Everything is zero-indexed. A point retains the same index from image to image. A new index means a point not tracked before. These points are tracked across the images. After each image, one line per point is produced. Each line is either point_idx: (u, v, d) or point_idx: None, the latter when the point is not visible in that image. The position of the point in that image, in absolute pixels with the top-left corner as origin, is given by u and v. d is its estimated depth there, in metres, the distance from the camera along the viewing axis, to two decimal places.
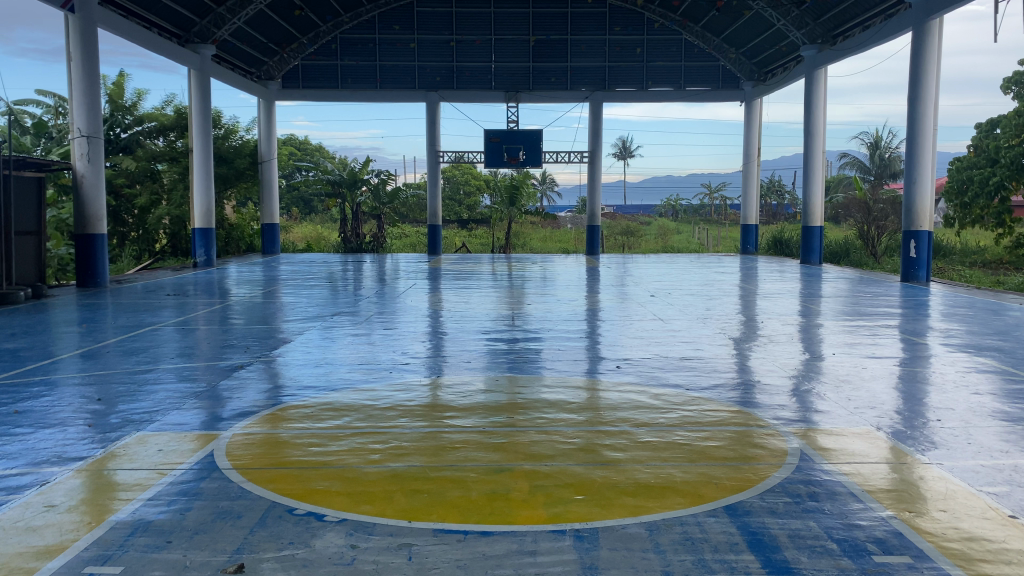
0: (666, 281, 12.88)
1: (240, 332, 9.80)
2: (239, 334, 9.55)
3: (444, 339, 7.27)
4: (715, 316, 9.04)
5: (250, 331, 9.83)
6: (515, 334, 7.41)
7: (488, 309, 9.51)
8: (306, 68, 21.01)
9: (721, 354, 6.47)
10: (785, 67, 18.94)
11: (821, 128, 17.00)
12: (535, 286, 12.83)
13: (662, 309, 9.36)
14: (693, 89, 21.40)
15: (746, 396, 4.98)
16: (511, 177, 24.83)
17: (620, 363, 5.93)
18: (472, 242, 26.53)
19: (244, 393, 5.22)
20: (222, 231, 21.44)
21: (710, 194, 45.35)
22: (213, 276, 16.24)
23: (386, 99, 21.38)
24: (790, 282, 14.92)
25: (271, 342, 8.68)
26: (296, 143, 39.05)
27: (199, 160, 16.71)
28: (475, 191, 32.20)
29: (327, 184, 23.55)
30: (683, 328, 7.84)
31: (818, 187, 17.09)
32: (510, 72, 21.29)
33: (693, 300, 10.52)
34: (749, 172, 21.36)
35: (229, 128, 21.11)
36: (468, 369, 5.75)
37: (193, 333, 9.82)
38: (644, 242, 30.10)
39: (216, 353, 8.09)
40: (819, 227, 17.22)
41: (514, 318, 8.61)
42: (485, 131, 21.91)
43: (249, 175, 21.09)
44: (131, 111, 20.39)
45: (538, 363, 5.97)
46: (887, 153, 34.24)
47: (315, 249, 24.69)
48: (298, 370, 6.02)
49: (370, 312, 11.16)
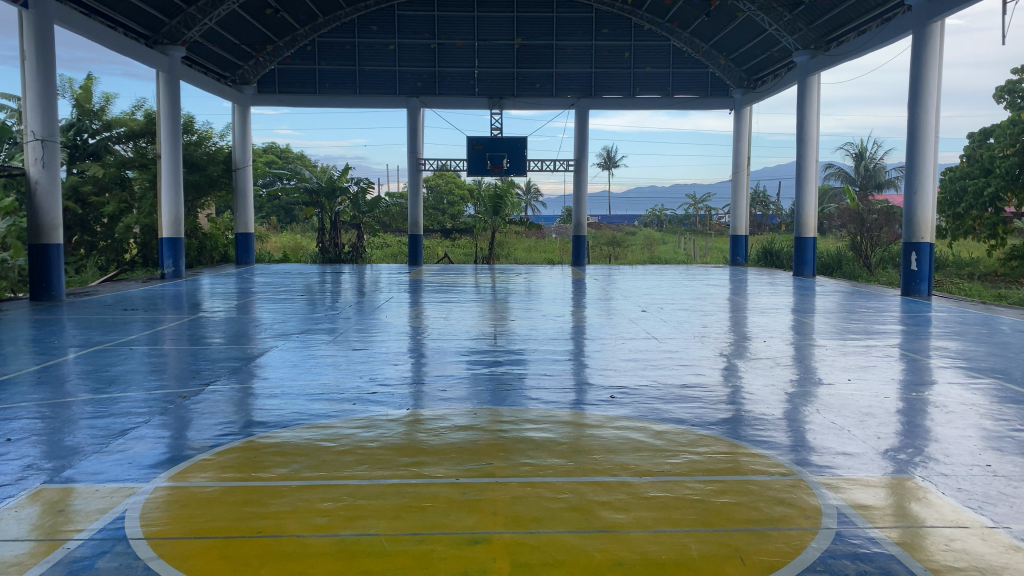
0: (655, 295, 12.27)
1: (201, 349, 9.10)
2: (198, 352, 8.84)
3: (418, 362, 6.58)
4: (711, 334, 8.42)
5: (212, 348, 9.12)
6: (496, 356, 6.72)
7: (468, 326, 8.84)
8: (282, 73, 20.33)
9: (725, 380, 5.83)
10: (777, 74, 18.47)
11: (815, 136, 16.48)
12: (520, 300, 12.17)
13: (654, 326, 8.72)
14: (680, 96, 20.87)
15: (761, 434, 4.32)
16: (495, 186, 24.19)
17: (614, 392, 5.26)
18: (455, 253, 25.90)
19: (182, 429, 4.52)
20: (195, 241, 20.68)
21: (695, 204, 44.95)
22: (182, 288, 15.50)
23: (366, 104, 20.70)
24: (784, 296, 14.34)
25: (231, 361, 7.97)
26: (277, 151, 38.28)
27: (167, 169, 15.94)
28: (459, 201, 31.51)
29: (304, 193, 22.82)
30: (679, 349, 7.20)
31: (811, 197, 16.56)
32: (494, 78, 20.69)
33: (686, 316, 9.90)
34: (738, 181, 20.85)
35: (202, 134, 20.36)
36: (442, 400, 5.06)
37: (150, 351, 9.10)
38: (630, 253, 29.54)
39: (167, 373, 7.37)
40: (812, 238, 16.68)
41: (495, 336, 7.94)
42: (469, 137, 21.29)
43: (222, 183, 20.34)
44: (99, 117, 19.46)
45: (521, 392, 5.29)
46: (872, 164, 33.93)
47: (292, 260, 23.92)
48: (249, 399, 5.31)
49: (343, 328, 10.46)
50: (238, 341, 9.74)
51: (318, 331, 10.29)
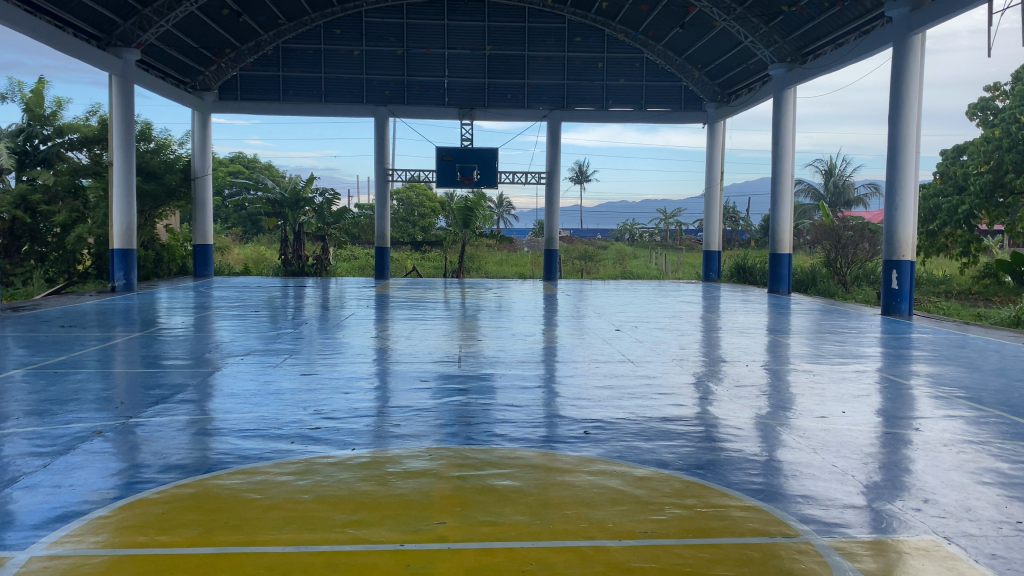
0: (629, 313, 11.75)
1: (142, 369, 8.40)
2: (138, 372, 8.15)
3: (372, 389, 5.97)
4: (690, 357, 7.91)
5: (154, 368, 8.44)
6: (459, 383, 6.14)
7: (432, 347, 8.24)
8: (244, 80, 19.67)
9: (709, 411, 5.31)
10: (751, 88, 18.22)
11: (791, 150, 16.17)
12: (489, 317, 11.60)
13: (628, 348, 8.18)
14: (654, 109, 20.52)
15: (756, 481, 3.78)
16: (465, 198, 23.63)
17: (589, 427, 4.71)
18: (424, 266, 25.27)
19: (86, 473, 3.87)
20: (152, 253, 19.85)
21: (666, 219, 44.82)
22: (134, 302, 14.74)
23: (332, 113, 20.08)
24: (761, 314, 13.93)
25: (170, 383, 7.29)
26: (244, 161, 37.47)
27: (119, 177, 15.17)
28: (429, 213, 30.83)
29: (267, 203, 22.11)
30: (657, 374, 6.67)
31: (787, 213, 16.23)
32: (464, 87, 20.17)
33: (662, 336, 9.39)
34: (713, 196, 20.53)
35: (161, 141, 19.59)
36: (395, 438, 4.46)
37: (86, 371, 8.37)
38: (602, 267, 29.12)
39: (97, 396, 6.68)
40: (788, 254, 16.33)
41: (459, 359, 7.36)
42: (437, 148, 20.74)
43: (181, 192, 19.57)
44: (50, 122, 18.68)
45: (484, 427, 4.71)
46: (841, 181, 34.01)
47: (254, 272, 23.15)
48: (175, 435, 4.65)
49: (298, 348, 9.80)
50: (184, 360, 9.05)
51: (272, 351, 9.63)
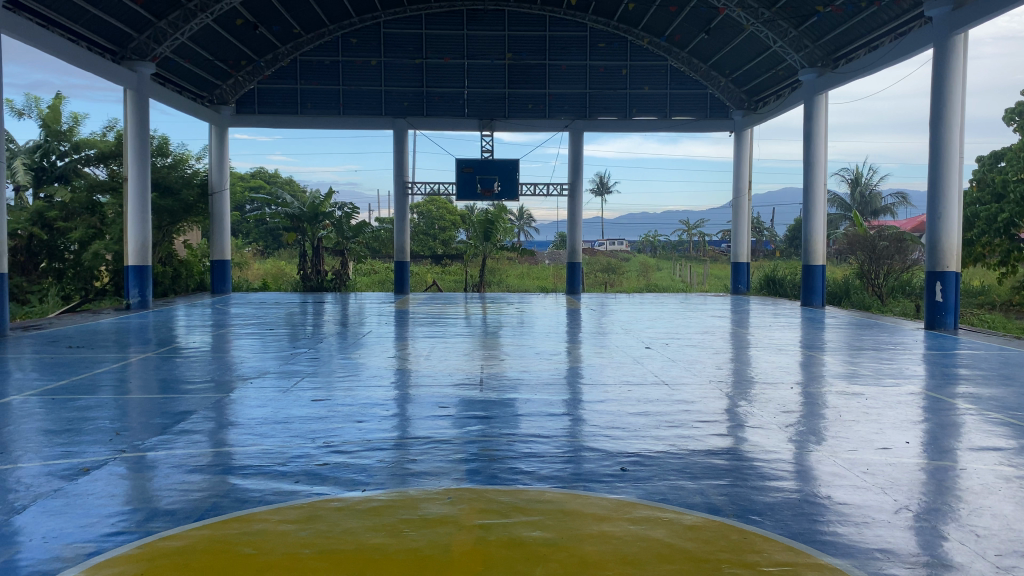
0: (658, 329, 11.25)
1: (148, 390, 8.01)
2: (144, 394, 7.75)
3: (388, 415, 5.52)
4: (727, 377, 7.39)
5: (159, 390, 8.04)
6: (481, 409, 5.67)
7: (452, 367, 7.78)
8: (262, 93, 19.44)
9: (758, 442, 4.80)
10: (780, 94, 17.72)
11: (823, 158, 15.61)
12: (512, 334, 11.14)
13: (660, 368, 7.68)
14: (679, 118, 20.04)
15: (824, 529, 3.28)
16: (485, 211, 23.21)
17: (627, 462, 4.23)
18: (444, 280, 24.89)
19: (58, 521, 3.41)
20: (170, 269, 19.63)
21: (689, 230, 44.23)
22: (149, 320, 14.47)
23: (350, 126, 19.80)
24: (794, 329, 13.36)
25: (173, 405, 6.87)
26: (267, 176, 37.44)
27: (134, 193, 14.92)
28: (450, 226, 30.45)
29: (286, 218, 21.86)
30: (694, 398, 6.16)
31: (819, 223, 15.65)
32: (484, 97, 19.82)
33: (694, 354, 8.87)
34: (740, 206, 19.98)
35: (179, 156, 19.38)
36: (410, 476, 4.01)
37: (92, 393, 8.00)
38: (626, 280, 28.57)
39: (95, 419, 6.27)
40: (821, 266, 15.73)
41: (481, 381, 6.89)
42: (457, 159, 20.37)
43: (199, 208, 19.34)
44: (68, 138, 18.55)
45: (509, 461, 4.25)
46: (868, 190, 33.32)
47: (272, 288, 22.89)
48: (170, 469, 4.22)
49: (313, 368, 9.38)
50: (193, 380, 8.64)
51: (286, 370, 9.21)
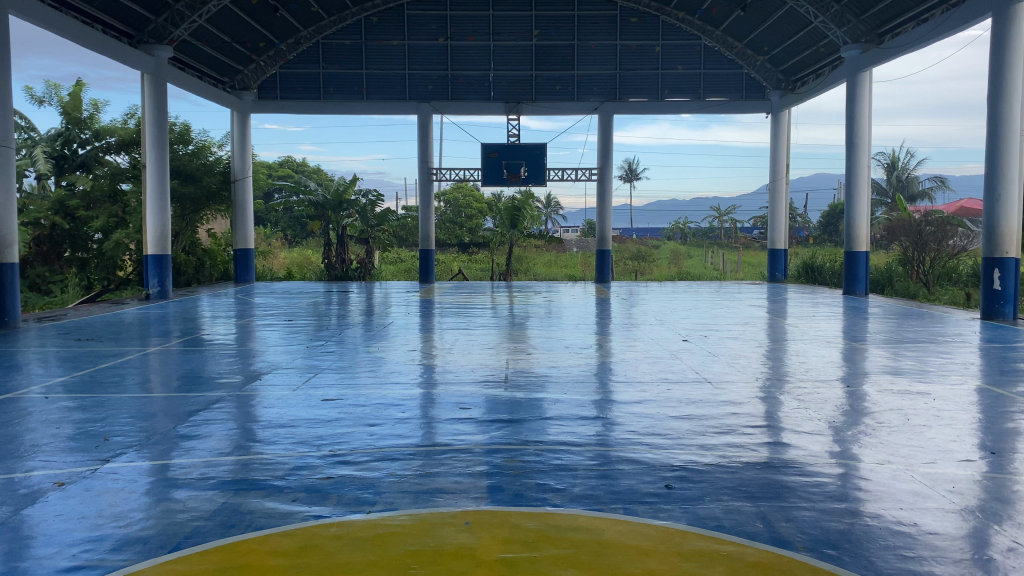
0: (694, 320, 10.65)
1: (155, 382, 7.58)
2: (149, 386, 7.32)
3: (403, 417, 5.01)
4: (774, 374, 6.79)
5: (167, 382, 7.61)
6: (505, 410, 5.15)
7: (476, 361, 7.27)
8: (284, 77, 19.03)
9: (821, 452, 4.22)
10: (819, 73, 16.95)
11: (867, 138, 14.83)
12: (541, 325, 10.60)
13: (701, 363, 7.10)
14: (712, 99, 19.29)
15: (914, 568, 2.73)
16: (512, 197, 22.62)
17: (673, 478, 3.69)
18: (470, 269, 24.42)
19: (12, 551, 2.93)
20: (193, 258, 19.39)
21: (720, 218, 43.34)
22: (168, 310, 14.15)
23: (373, 111, 19.31)
24: (837, 319, 12.68)
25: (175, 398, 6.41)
26: (294, 164, 37.18)
27: (153, 180, 14.58)
28: (477, 214, 29.92)
29: (309, 206, 21.48)
30: (742, 399, 5.58)
31: (863, 207, 14.88)
32: (511, 79, 19.24)
33: (736, 348, 8.27)
34: (777, 190, 19.21)
35: (201, 143, 19.01)
36: (423, 493, 3.50)
37: (101, 384, 7.62)
38: (657, 268, 27.90)
39: (89, 413, 5.82)
40: (865, 252, 14.97)
41: (506, 377, 6.37)
42: (483, 144, 19.83)
43: (221, 195, 19.01)
44: (89, 125, 18.25)
45: (538, 475, 3.73)
46: (905, 174, 32.24)
47: (297, 277, 22.54)
48: (156, 481, 3.75)
49: (333, 360, 8.91)
50: (204, 372, 8.20)
51: (302, 361, 8.77)
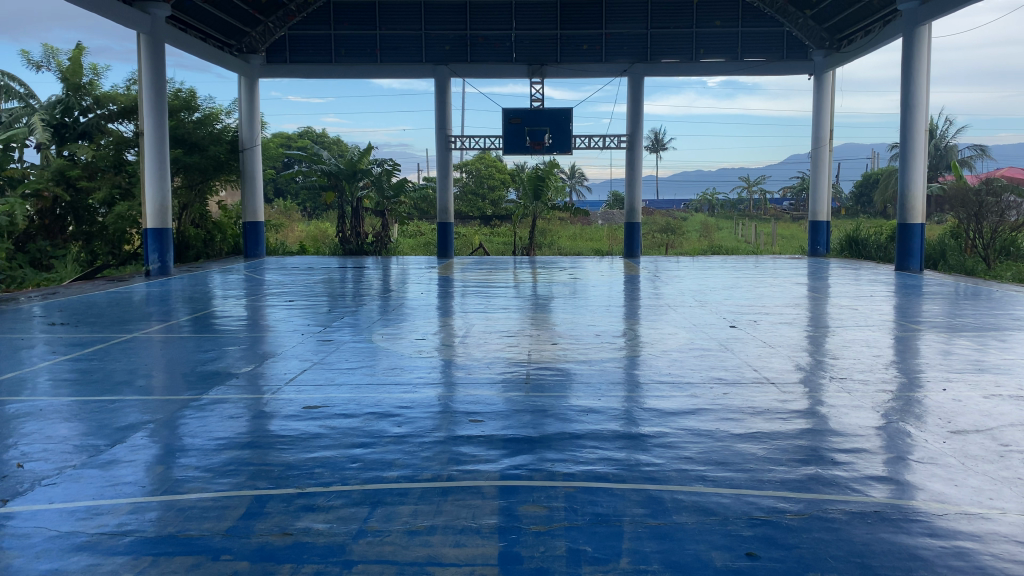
0: (739, 301, 9.53)
1: (130, 369, 6.66)
2: (121, 373, 6.38)
3: (398, 432, 3.99)
4: (849, 371, 5.67)
5: (143, 367, 6.68)
6: (526, 423, 4.12)
7: (493, 351, 6.25)
8: (293, 39, 17.97)
9: (946, 494, 3.14)
10: (869, 30, 15.64)
11: (926, 97, 13.50)
12: (568, 307, 9.58)
13: (758, 358, 6.00)
14: (750, 60, 17.98)
15: None
16: (535, 166, 21.44)
17: (759, 543, 2.65)
18: (492, 243, 23.39)
19: None
20: (202, 230, 18.54)
21: (749, 188, 41.92)
22: (167, 287, 13.29)
23: (388, 75, 18.24)
24: (891, 299, 11.53)
25: (142, 388, 5.46)
26: (314, 135, 36.23)
27: (151, 147, 13.66)
28: (500, 185, 28.77)
29: (322, 176, 20.49)
30: (821, 410, 4.49)
31: (918, 175, 13.62)
32: (533, 40, 18.04)
33: (793, 337, 7.15)
34: (820, 157, 17.93)
35: (209, 111, 17.98)
36: (410, 567, 2.50)
37: (70, 371, 6.71)
38: (687, 242, 26.65)
39: (31, 409, 4.87)
40: (920, 224, 13.73)
41: (527, 374, 5.34)
42: (505, 110, 18.68)
43: (229, 165, 18.08)
44: (89, 92, 17.37)
45: (571, 535, 2.71)
46: (944, 143, 30.63)
47: (310, 251, 21.66)
48: (57, 535, 2.78)
49: (335, 343, 7.93)
50: (190, 359, 7.28)
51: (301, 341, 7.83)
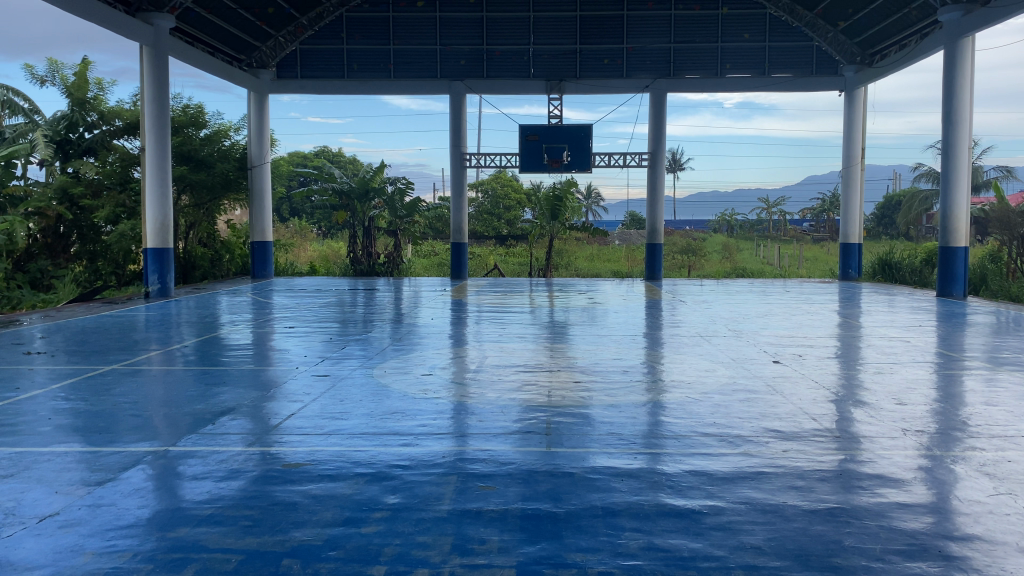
0: (778, 331, 8.73)
1: (104, 397, 5.98)
2: (93, 403, 5.71)
3: (391, 503, 3.25)
4: (926, 417, 4.86)
5: (120, 397, 6.00)
6: (548, 492, 3.36)
7: (509, 390, 5.51)
8: (305, 54, 17.47)
9: None
10: (904, 43, 14.92)
11: (969, 113, 12.71)
12: (591, 336, 8.83)
13: (815, 402, 5.20)
14: (778, 75, 17.28)
15: None
16: (553, 186, 20.74)
17: None
18: (507, 264, 22.73)
19: None
20: (209, 250, 18.00)
21: (769, 209, 41.10)
22: (168, 310, 12.68)
23: (402, 90, 17.68)
24: (938, 327, 10.70)
25: (105, 430, 4.76)
26: (330, 155, 35.84)
27: (152, 164, 13.10)
28: (516, 205, 28.09)
29: (333, 195, 19.91)
30: (907, 475, 3.70)
31: (961, 195, 12.81)
32: (552, 55, 17.45)
33: (847, 375, 6.35)
34: (851, 177, 17.15)
35: (218, 127, 17.40)
36: None
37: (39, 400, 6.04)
38: (709, 264, 25.83)
39: None
40: (964, 247, 12.90)
41: (549, 423, 4.59)
42: (522, 126, 18.07)
43: (238, 183, 17.51)
44: (94, 107, 16.90)
45: None
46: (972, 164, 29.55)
47: (320, 272, 21.03)
48: None
49: (335, 369, 7.22)
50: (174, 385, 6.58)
51: (299, 368, 7.13)
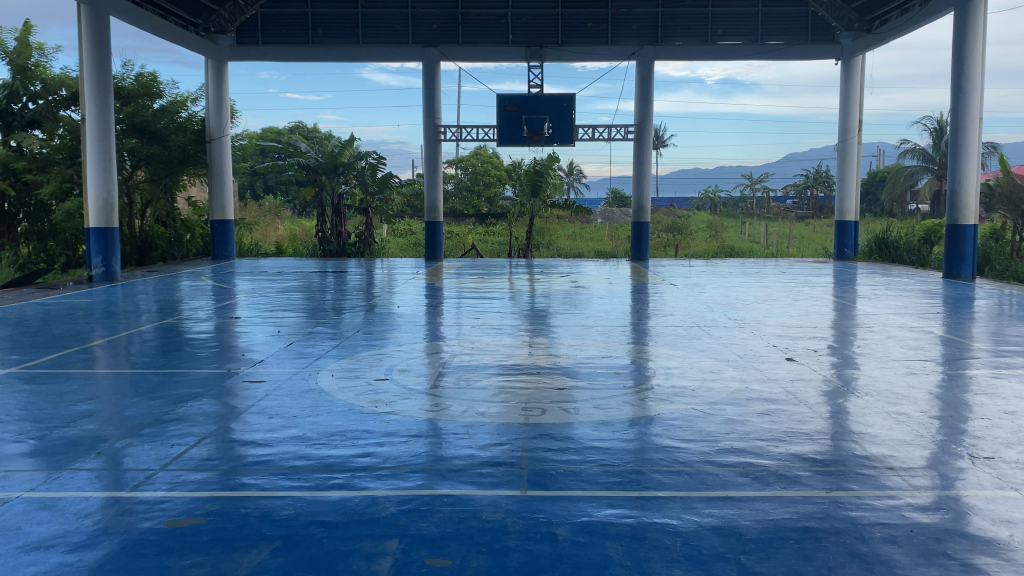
0: (784, 320, 7.83)
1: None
2: None
3: None
4: (990, 437, 3.95)
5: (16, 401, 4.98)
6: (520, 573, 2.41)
7: (478, 404, 4.54)
8: (266, 18, 16.29)
9: None
10: (906, 8, 14.02)
11: (981, 79, 11.83)
12: (577, 326, 7.89)
13: (850, 417, 4.27)
14: (772, 42, 16.30)
15: None
16: (533, 161, 19.68)
17: None
18: (485, 243, 21.72)
19: None
20: (168, 230, 16.87)
21: (751, 186, 40.26)
22: (112, 295, 11.61)
23: (371, 57, 16.52)
24: (951, 312, 9.85)
25: None
26: (305, 131, 34.55)
27: (93, 134, 11.96)
28: (496, 182, 27.04)
29: (300, 170, 18.76)
30: (998, 532, 2.77)
31: (972, 169, 11.96)
32: (532, 18, 16.37)
33: (874, 374, 5.45)
34: (847, 151, 16.28)
35: (175, 98, 16.18)
36: None
37: None
38: (696, 243, 24.96)
39: None
40: (974, 225, 12.05)
41: (525, 452, 3.63)
42: (499, 96, 17.01)
43: (196, 158, 16.34)
44: (38, 76, 15.61)
45: None
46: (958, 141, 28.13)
47: (288, 252, 19.93)
48: None
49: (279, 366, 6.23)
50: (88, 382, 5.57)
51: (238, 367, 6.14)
